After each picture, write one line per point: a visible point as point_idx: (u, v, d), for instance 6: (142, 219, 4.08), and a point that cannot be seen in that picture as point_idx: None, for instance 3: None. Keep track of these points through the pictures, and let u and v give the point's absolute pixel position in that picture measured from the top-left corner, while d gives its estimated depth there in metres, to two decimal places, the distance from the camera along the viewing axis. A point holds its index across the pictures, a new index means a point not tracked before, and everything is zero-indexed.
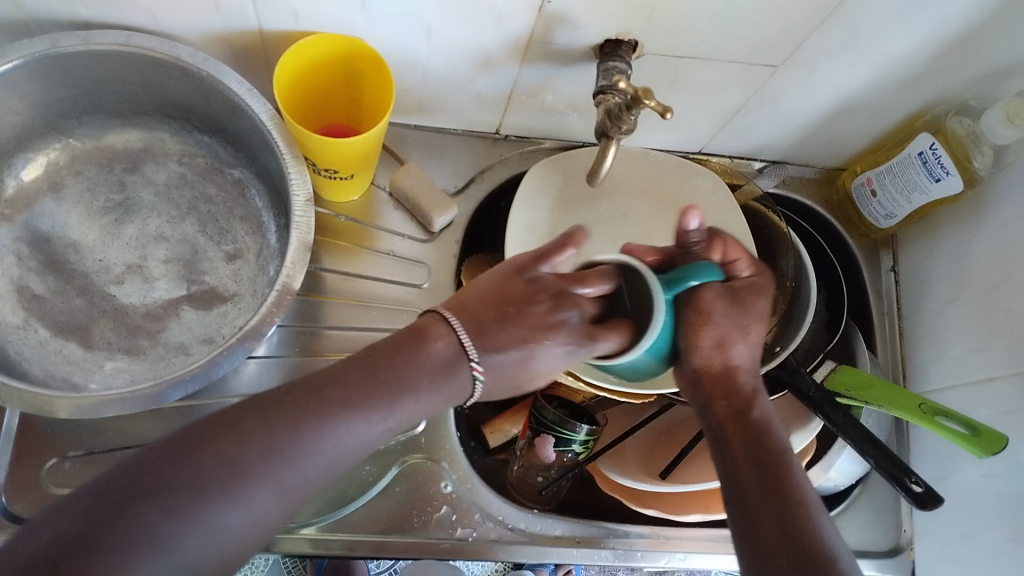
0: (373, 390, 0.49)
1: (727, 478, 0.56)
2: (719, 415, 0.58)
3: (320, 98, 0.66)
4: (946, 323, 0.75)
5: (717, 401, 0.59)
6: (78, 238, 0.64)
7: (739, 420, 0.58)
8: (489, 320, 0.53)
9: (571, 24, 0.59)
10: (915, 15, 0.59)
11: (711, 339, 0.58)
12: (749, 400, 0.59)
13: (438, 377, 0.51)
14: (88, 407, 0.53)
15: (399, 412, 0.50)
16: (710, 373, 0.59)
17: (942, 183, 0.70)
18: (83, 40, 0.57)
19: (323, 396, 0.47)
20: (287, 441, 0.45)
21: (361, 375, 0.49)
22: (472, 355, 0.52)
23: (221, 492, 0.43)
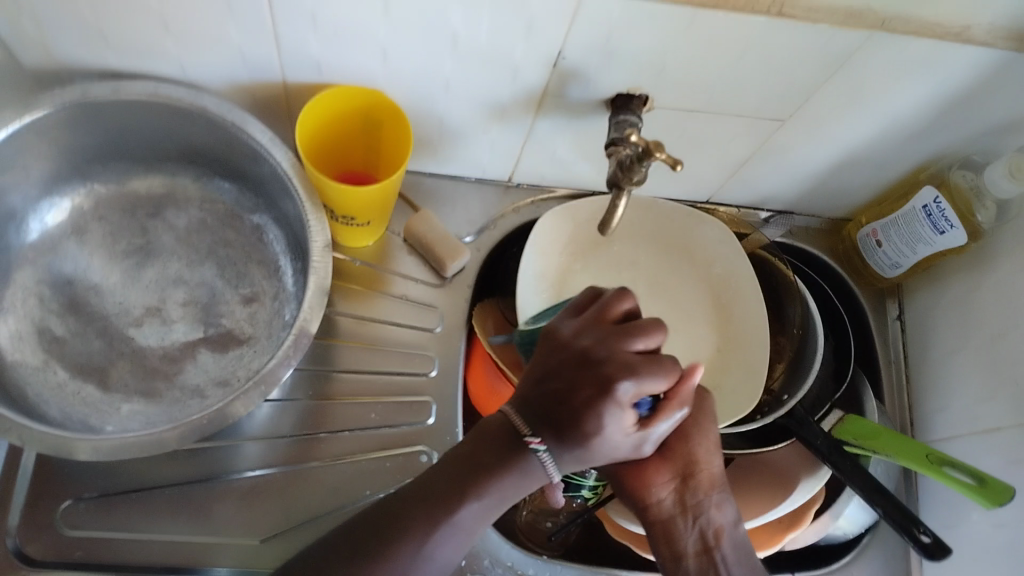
0: (448, 486, 0.53)
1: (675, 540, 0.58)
2: (690, 543, 0.58)
3: (337, 145, 0.67)
4: (952, 372, 0.76)
5: (692, 526, 0.58)
6: (98, 281, 0.65)
7: (704, 542, 0.58)
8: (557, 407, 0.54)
9: (584, 78, 0.60)
10: (920, 74, 0.61)
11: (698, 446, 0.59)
12: (716, 523, 0.58)
13: (521, 475, 0.53)
14: (107, 449, 0.54)
15: (499, 499, 0.53)
16: (685, 485, 0.59)
17: (945, 236, 0.71)
18: (113, 90, 0.59)
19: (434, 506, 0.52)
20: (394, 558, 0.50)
21: (466, 481, 0.53)
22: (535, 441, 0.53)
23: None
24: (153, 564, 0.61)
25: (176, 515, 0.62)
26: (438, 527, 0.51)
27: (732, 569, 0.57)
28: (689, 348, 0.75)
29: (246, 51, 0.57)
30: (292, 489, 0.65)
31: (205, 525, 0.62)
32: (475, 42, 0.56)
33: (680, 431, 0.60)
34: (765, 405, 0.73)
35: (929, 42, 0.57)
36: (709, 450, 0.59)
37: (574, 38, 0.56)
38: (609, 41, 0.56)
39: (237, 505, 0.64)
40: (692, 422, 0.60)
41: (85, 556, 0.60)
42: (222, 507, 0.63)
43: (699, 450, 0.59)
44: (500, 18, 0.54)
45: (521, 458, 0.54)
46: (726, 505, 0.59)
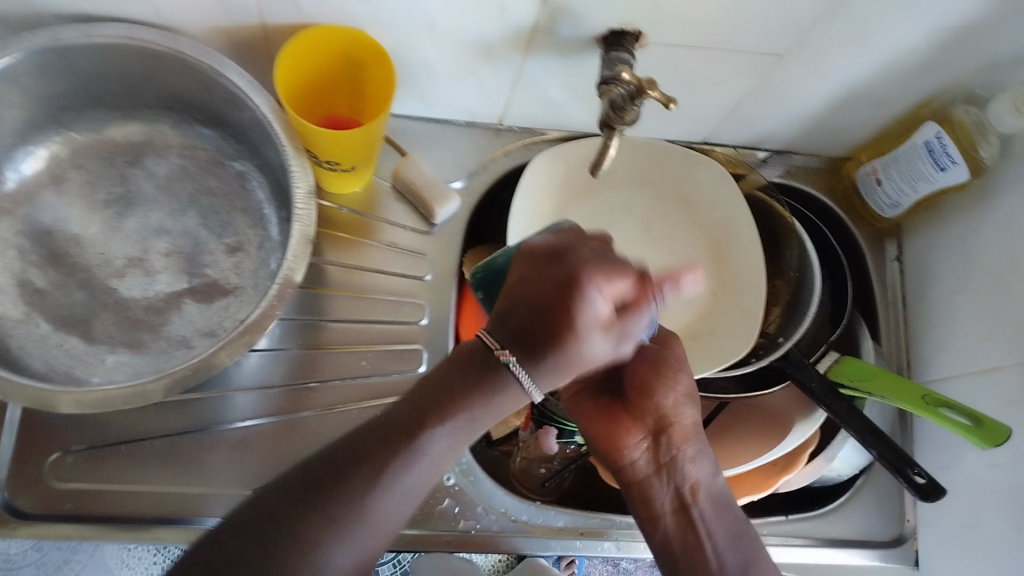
0: (415, 422, 0.47)
1: (648, 502, 0.59)
2: (666, 502, 0.59)
3: (319, 89, 0.65)
4: (951, 313, 0.75)
5: (667, 484, 0.59)
6: (79, 232, 0.63)
7: (682, 500, 0.58)
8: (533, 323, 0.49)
9: (573, 13, 0.58)
10: (924, 3, 0.58)
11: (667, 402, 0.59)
12: (692, 481, 0.59)
13: (502, 395, 0.49)
14: (91, 402, 0.53)
15: (466, 424, 0.48)
16: (657, 443, 0.59)
17: (947, 173, 0.69)
18: (82, 32, 0.57)
19: (387, 437, 0.47)
20: (352, 491, 0.45)
21: (427, 407, 0.48)
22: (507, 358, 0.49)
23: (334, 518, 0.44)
24: (144, 516, 0.61)
25: (166, 467, 0.62)
26: (401, 456, 0.46)
27: (711, 525, 0.58)
28: (684, 294, 0.74)
29: None
30: (282, 440, 0.64)
31: (196, 477, 0.62)
32: None
33: (644, 387, 0.58)
34: (761, 348, 0.72)
35: None
36: (678, 404, 0.59)
37: None
38: None
39: (228, 456, 0.63)
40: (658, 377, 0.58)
41: (75, 508, 0.60)
42: (213, 458, 0.63)
43: (668, 406, 0.59)
44: None
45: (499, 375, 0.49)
46: (702, 461, 0.59)
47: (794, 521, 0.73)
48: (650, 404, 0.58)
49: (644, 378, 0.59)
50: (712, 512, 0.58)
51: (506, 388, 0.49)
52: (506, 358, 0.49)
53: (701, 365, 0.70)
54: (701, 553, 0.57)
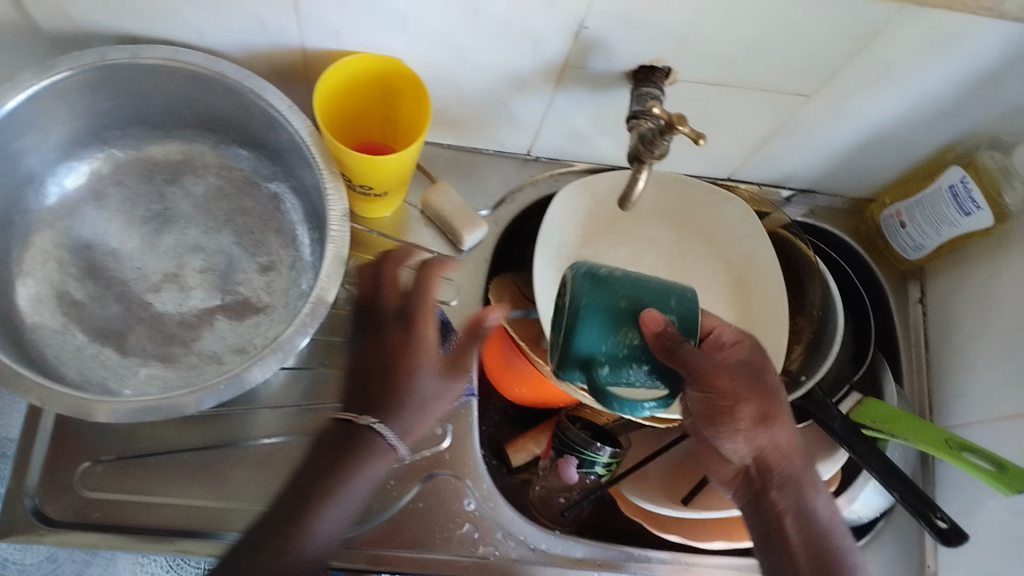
0: (341, 473, 0.59)
1: (759, 529, 0.61)
2: (758, 524, 0.61)
3: (356, 116, 0.67)
4: (974, 356, 0.75)
5: (766, 509, 0.61)
6: (118, 246, 0.65)
7: (794, 530, 0.60)
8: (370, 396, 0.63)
9: (606, 49, 0.59)
10: (951, 49, 0.59)
11: (774, 435, 0.61)
12: (822, 516, 0.60)
13: (376, 458, 0.61)
14: (125, 412, 0.54)
15: (332, 492, 0.58)
16: (751, 476, 0.63)
17: (971, 217, 0.69)
18: (132, 54, 0.59)
19: (315, 478, 0.59)
20: (302, 517, 0.57)
21: (305, 475, 0.59)
22: (371, 424, 0.61)
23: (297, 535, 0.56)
24: (168, 528, 0.62)
25: (191, 480, 0.63)
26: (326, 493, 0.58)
27: (799, 546, 0.59)
28: None
29: (265, 17, 0.57)
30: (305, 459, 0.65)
31: (220, 490, 0.63)
32: (496, 12, 0.55)
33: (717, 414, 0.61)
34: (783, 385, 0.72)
35: (963, 15, 0.55)
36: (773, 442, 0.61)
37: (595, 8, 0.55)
38: (632, 11, 0.55)
39: (252, 472, 0.64)
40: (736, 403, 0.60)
41: (101, 518, 0.61)
42: (237, 473, 0.64)
43: (778, 445, 0.61)
44: None
45: (378, 449, 0.61)
46: (822, 499, 0.61)
47: None
48: (721, 440, 0.63)
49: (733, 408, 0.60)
50: (819, 533, 0.59)
51: (376, 446, 0.61)
52: (377, 427, 0.61)
53: None
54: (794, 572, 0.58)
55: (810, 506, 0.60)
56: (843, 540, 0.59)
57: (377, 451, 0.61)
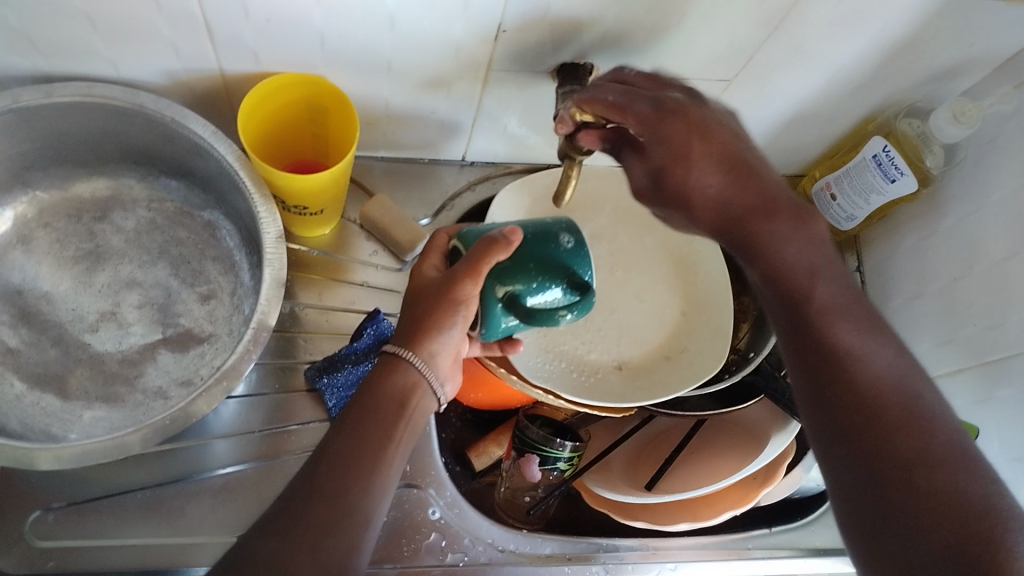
0: (364, 427, 0.51)
1: (808, 381, 0.51)
2: (800, 360, 0.52)
3: (284, 137, 0.66)
4: (913, 318, 0.77)
5: (806, 339, 0.52)
6: (50, 289, 0.64)
7: (811, 333, 0.52)
8: (418, 322, 0.55)
9: (526, 50, 0.60)
10: (860, 24, 0.61)
11: (679, 173, 0.54)
12: (821, 297, 0.53)
13: (405, 384, 0.54)
14: (70, 457, 0.53)
15: (387, 449, 0.51)
16: (735, 240, 0.56)
17: (896, 184, 0.71)
18: (46, 93, 0.57)
19: (358, 442, 0.50)
20: (337, 493, 0.48)
21: (355, 428, 0.51)
22: (409, 356, 0.54)
23: (328, 505, 0.47)
24: (128, 571, 0.61)
25: (148, 518, 0.62)
26: (359, 459, 0.49)
27: (868, 372, 0.49)
28: (653, 314, 0.76)
29: (179, 44, 0.56)
30: (265, 485, 0.65)
31: (179, 527, 0.62)
32: (413, 22, 0.55)
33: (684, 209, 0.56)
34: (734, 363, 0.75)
35: None
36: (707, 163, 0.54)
37: (511, 10, 0.55)
38: (547, 11, 0.55)
39: (211, 504, 0.63)
40: (681, 174, 0.54)
41: (59, 567, 0.60)
42: (196, 507, 0.63)
43: (723, 201, 0.55)
44: None
45: (398, 373, 0.54)
46: (805, 256, 0.54)
47: (777, 534, 0.76)
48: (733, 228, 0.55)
49: (688, 191, 0.55)
50: (869, 373, 0.49)
51: (407, 380, 0.54)
52: (410, 356, 0.54)
53: (675, 383, 0.72)
54: (865, 422, 0.48)
55: (863, 347, 0.50)
56: (846, 330, 0.51)
57: (424, 391, 0.55)
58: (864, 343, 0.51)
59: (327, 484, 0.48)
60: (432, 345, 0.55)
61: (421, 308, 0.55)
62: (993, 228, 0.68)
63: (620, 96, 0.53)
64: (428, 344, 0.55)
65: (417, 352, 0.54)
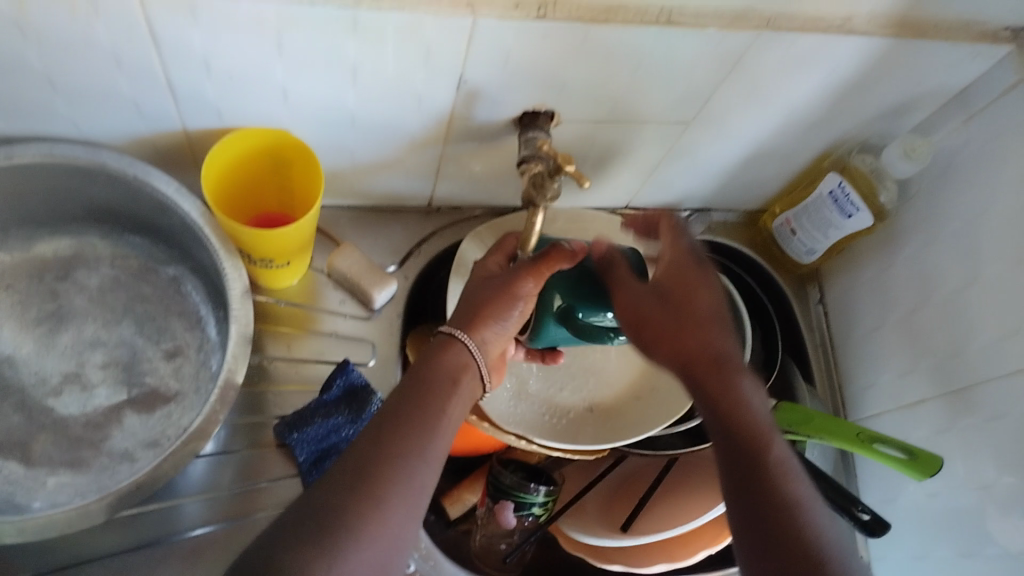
0: (420, 400, 0.54)
1: (753, 532, 0.51)
2: (743, 511, 0.52)
3: (248, 190, 0.66)
4: (875, 350, 0.79)
5: (751, 489, 0.52)
6: (11, 352, 0.62)
7: (765, 475, 0.52)
8: (480, 310, 0.60)
9: (490, 99, 0.60)
10: (811, 68, 0.62)
11: (688, 305, 0.58)
12: (779, 452, 0.53)
13: (455, 362, 0.58)
14: (34, 529, 0.52)
15: (440, 422, 0.54)
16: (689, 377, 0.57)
17: (853, 219, 0.73)
18: (4, 154, 0.57)
19: (414, 414, 0.53)
20: (397, 453, 0.50)
21: (410, 400, 0.54)
22: (464, 338, 0.59)
23: (387, 467, 0.50)
24: None
25: None
26: (415, 427, 0.52)
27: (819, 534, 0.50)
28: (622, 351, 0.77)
29: (140, 102, 0.56)
30: (236, 545, 0.63)
31: None
32: (377, 75, 0.56)
33: (653, 339, 0.57)
34: None
35: (815, 36, 0.58)
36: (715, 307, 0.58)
37: (473, 61, 0.56)
38: (509, 62, 0.56)
39: (180, 569, 0.62)
40: (675, 316, 0.57)
41: None
42: (165, 571, 0.61)
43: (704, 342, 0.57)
44: (397, 48, 0.53)
45: (452, 351, 0.58)
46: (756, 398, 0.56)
47: None
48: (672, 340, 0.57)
49: (650, 317, 0.57)
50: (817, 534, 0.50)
51: (459, 358, 0.58)
52: (462, 335, 0.59)
53: (650, 420, 0.72)
54: None
55: (812, 509, 0.51)
56: (801, 488, 0.52)
57: (472, 372, 0.59)
58: (811, 498, 0.52)
59: (385, 446, 0.51)
60: (486, 335, 0.60)
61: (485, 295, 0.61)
62: (950, 259, 0.70)
63: (672, 239, 0.60)
64: (486, 329, 0.60)
65: (471, 336, 0.59)
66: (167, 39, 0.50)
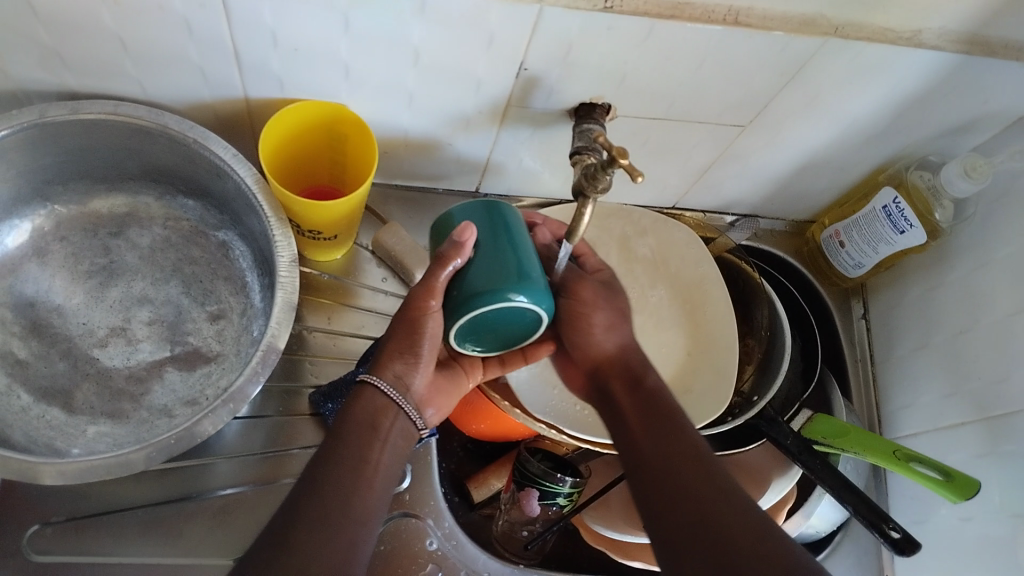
0: (340, 459, 0.53)
1: (668, 527, 0.52)
2: (662, 506, 0.53)
3: (302, 161, 0.67)
4: (916, 369, 0.77)
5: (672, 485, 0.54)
6: (62, 302, 0.64)
7: (684, 472, 0.54)
8: (387, 349, 0.58)
9: (546, 88, 0.60)
10: (876, 80, 0.61)
11: (623, 306, 0.64)
12: (700, 455, 0.55)
13: (372, 410, 0.56)
14: (73, 473, 0.53)
15: (369, 478, 0.53)
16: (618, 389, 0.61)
17: (905, 235, 0.72)
18: (70, 109, 0.58)
19: (334, 476, 0.52)
20: (322, 523, 0.50)
21: (334, 460, 0.53)
22: (376, 381, 0.57)
23: (314, 538, 0.49)
24: None
25: (147, 536, 0.62)
26: (339, 491, 0.51)
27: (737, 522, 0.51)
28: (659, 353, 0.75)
29: (205, 68, 0.57)
30: (265, 508, 0.65)
31: (175, 547, 0.62)
32: (437, 57, 0.56)
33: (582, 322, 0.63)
34: (737, 406, 0.74)
35: (883, 47, 0.57)
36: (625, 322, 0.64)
37: (534, 49, 0.56)
38: (569, 53, 0.56)
39: (209, 526, 0.63)
40: (608, 306, 0.63)
41: None
42: (193, 527, 0.63)
43: (619, 347, 0.63)
44: (461, 31, 0.54)
45: (366, 399, 0.57)
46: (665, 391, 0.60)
47: None
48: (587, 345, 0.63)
49: (580, 316, 0.63)
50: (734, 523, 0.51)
51: (379, 404, 0.57)
52: (376, 383, 0.57)
53: None
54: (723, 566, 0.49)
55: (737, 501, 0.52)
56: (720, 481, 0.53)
57: (395, 414, 0.57)
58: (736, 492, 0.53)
59: (310, 517, 0.50)
60: (396, 368, 0.58)
61: (391, 331, 0.58)
62: (1001, 284, 0.68)
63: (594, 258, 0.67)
64: (395, 367, 0.58)
65: (382, 377, 0.57)
66: (237, 9, 0.51)
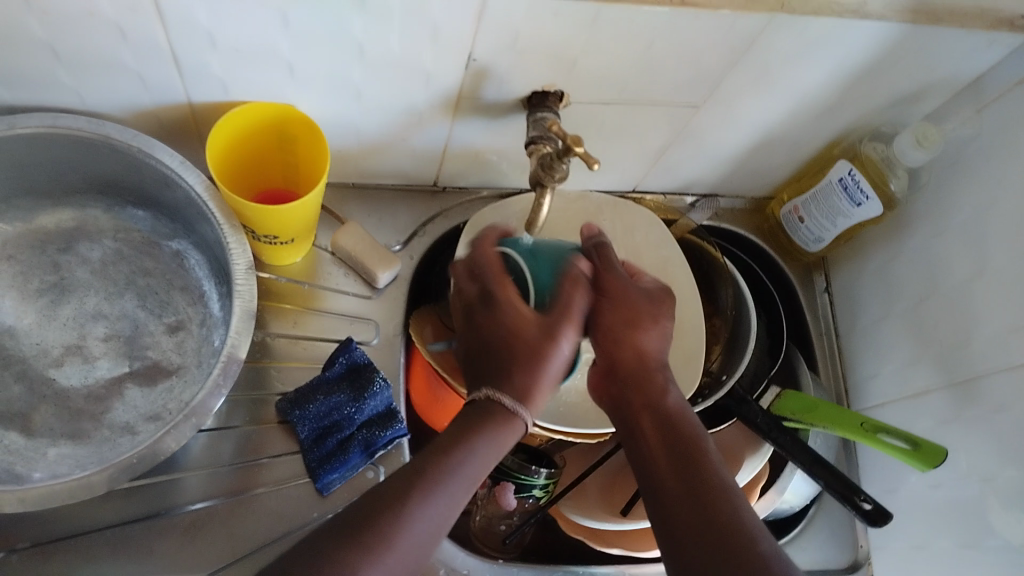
0: (447, 449, 0.51)
1: (668, 526, 0.52)
2: (670, 500, 0.52)
3: (254, 165, 0.66)
4: (881, 339, 0.78)
5: (681, 483, 0.53)
6: (13, 322, 0.62)
7: (699, 476, 0.53)
8: (494, 348, 0.55)
9: (497, 78, 0.60)
10: (825, 53, 0.62)
11: (660, 314, 0.60)
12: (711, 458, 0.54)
13: (502, 423, 0.52)
14: (33, 498, 0.52)
15: (468, 475, 0.51)
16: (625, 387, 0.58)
17: (862, 207, 0.72)
18: (8, 124, 0.56)
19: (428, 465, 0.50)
20: (403, 510, 0.47)
21: (436, 450, 0.51)
22: (498, 392, 0.53)
23: (392, 524, 0.47)
24: None
25: (116, 557, 0.60)
26: (434, 481, 0.49)
27: (752, 531, 0.51)
28: None
29: (145, 74, 0.55)
30: (236, 521, 0.63)
31: (145, 566, 0.61)
32: (384, 51, 0.55)
33: (635, 320, 0.59)
34: (706, 386, 0.74)
35: (829, 20, 0.57)
36: (667, 330, 0.60)
37: (482, 39, 0.55)
38: (518, 41, 0.55)
39: (179, 542, 0.62)
40: (652, 312, 0.60)
41: None
42: (163, 544, 0.62)
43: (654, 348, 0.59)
44: (406, 24, 0.53)
45: (498, 415, 0.53)
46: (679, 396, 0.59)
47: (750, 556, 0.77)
48: (633, 333, 0.58)
49: (622, 307, 0.59)
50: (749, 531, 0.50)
51: (507, 415, 0.53)
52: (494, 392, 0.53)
53: None
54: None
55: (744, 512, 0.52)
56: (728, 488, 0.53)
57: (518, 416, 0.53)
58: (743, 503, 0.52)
59: (393, 504, 0.48)
60: (525, 364, 0.54)
61: (487, 328, 0.56)
62: (958, 250, 0.69)
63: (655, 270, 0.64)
64: (514, 367, 0.54)
65: (506, 387, 0.54)
66: (173, 12, 0.50)
